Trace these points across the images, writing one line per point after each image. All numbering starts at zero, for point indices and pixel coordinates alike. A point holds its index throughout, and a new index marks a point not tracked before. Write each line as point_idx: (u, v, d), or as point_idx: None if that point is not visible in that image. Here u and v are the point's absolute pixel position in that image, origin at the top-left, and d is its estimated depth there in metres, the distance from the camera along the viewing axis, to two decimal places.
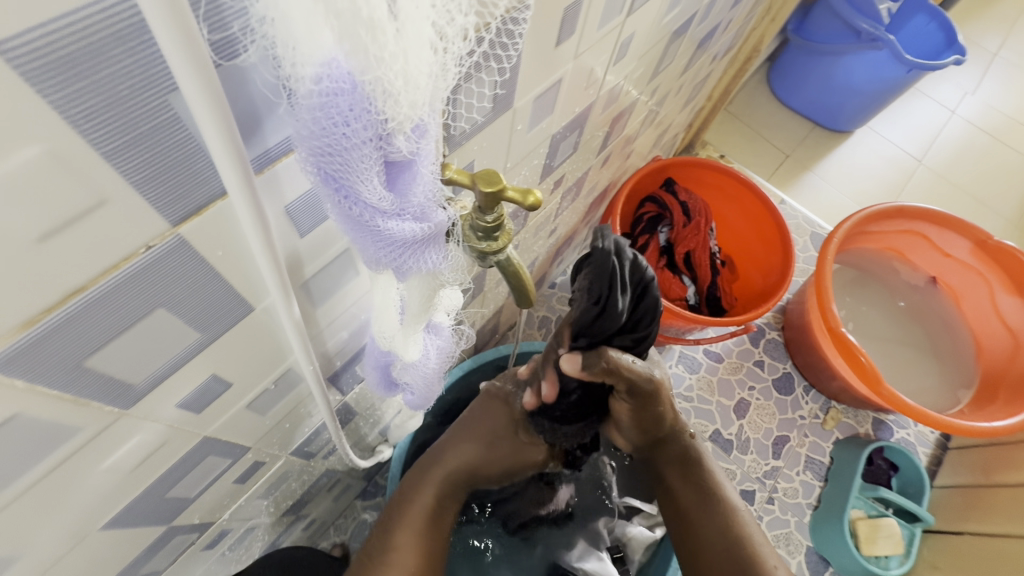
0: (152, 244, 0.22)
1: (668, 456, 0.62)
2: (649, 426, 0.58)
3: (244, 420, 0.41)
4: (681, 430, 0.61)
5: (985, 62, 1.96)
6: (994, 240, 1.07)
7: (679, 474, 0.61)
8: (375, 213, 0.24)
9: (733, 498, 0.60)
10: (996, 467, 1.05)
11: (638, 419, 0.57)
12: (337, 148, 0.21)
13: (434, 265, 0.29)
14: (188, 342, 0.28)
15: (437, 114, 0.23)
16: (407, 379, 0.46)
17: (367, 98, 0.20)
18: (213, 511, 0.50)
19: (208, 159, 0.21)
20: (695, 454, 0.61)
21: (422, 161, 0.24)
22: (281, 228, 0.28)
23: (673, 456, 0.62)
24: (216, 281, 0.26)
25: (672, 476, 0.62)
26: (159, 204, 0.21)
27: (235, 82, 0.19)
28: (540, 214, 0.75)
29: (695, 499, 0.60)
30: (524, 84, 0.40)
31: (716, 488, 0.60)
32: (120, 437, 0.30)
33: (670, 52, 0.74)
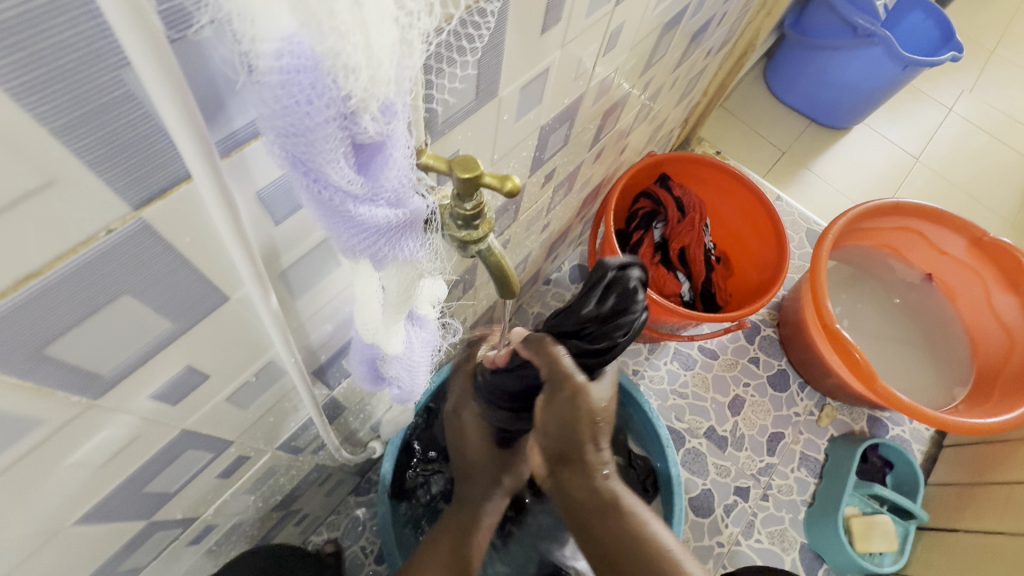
0: (113, 228, 0.21)
1: (585, 502, 0.56)
2: (568, 446, 0.53)
3: (224, 414, 0.41)
4: (591, 471, 0.55)
5: (982, 59, 1.96)
6: (989, 236, 1.06)
7: (602, 521, 0.56)
8: (346, 197, 0.24)
9: (663, 538, 0.56)
10: (991, 465, 1.05)
11: (551, 428, 0.53)
12: (300, 128, 0.20)
13: (410, 253, 0.29)
14: (158, 332, 0.28)
15: (407, 94, 0.22)
16: (393, 372, 0.46)
17: (329, 75, 0.19)
18: (196, 506, 0.49)
19: (167, 139, 0.20)
20: (613, 497, 0.56)
21: (394, 143, 0.24)
22: (253, 215, 0.27)
23: (588, 500, 0.56)
24: (185, 269, 0.26)
25: (595, 525, 0.56)
26: (118, 186, 0.20)
27: (191, 57, 0.19)
28: (532, 209, 0.75)
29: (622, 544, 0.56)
30: (507, 72, 0.39)
31: (642, 532, 0.56)
32: (90, 429, 0.29)
33: (662, 46, 0.73)
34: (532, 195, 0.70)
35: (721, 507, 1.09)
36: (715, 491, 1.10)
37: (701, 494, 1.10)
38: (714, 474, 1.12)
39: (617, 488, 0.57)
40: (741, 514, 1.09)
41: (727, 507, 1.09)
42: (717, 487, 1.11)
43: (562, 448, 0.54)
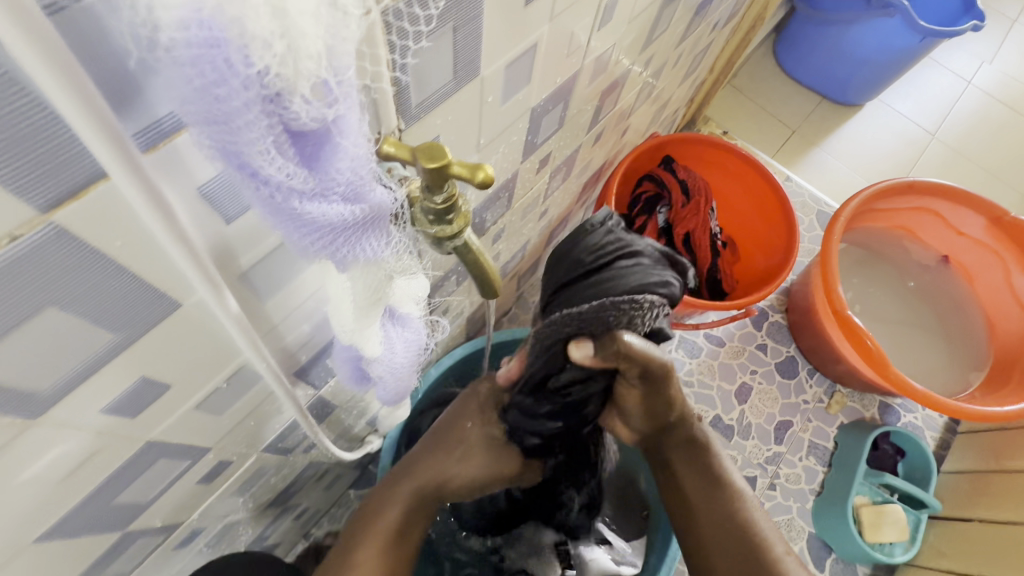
0: (19, 235, 0.19)
1: (677, 446, 0.57)
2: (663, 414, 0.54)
3: (196, 420, 0.38)
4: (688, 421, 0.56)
5: (1004, 28, 1.87)
6: (1010, 216, 1.02)
7: (688, 462, 0.57)
8: (291, 194, 0.21)
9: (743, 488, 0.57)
10: (1007, 452, 1.02)
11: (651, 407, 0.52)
12: (219, 113, 0.17)
13: (374, 252, 0.26)
14: (99, 343, 0.25)
15: (349, 71, 0.19)
16: (377, 375, 0.43)
17: (242, 48, 0.16)
18: (176, 513, 0.47)
19: (68, 129, 0.17)
20: (705, 442, 0.57)
21: (342, 129, 0.21)
22: (197, 215, 0.24)
23: (687, 450, 0.57)
24: (120, 276, 0.23)
25: (682, 464, 0.57)
26: (18, 186, 0.18)
27: (80, 30, 0.16)
28: (528, 195, 0.71)
29: (696, 472, 0.56)
30: (489, 50, 0.36)
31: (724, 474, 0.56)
32: (35, 449, 0.27)
33: (664, 19, 0.69)
34: (527, 182, 0.67)
35: None
36: None
37: None
38: None
39: (707, 435, 0.58)
40: None
41: None
42: None
43: (653, 418, 0.54)
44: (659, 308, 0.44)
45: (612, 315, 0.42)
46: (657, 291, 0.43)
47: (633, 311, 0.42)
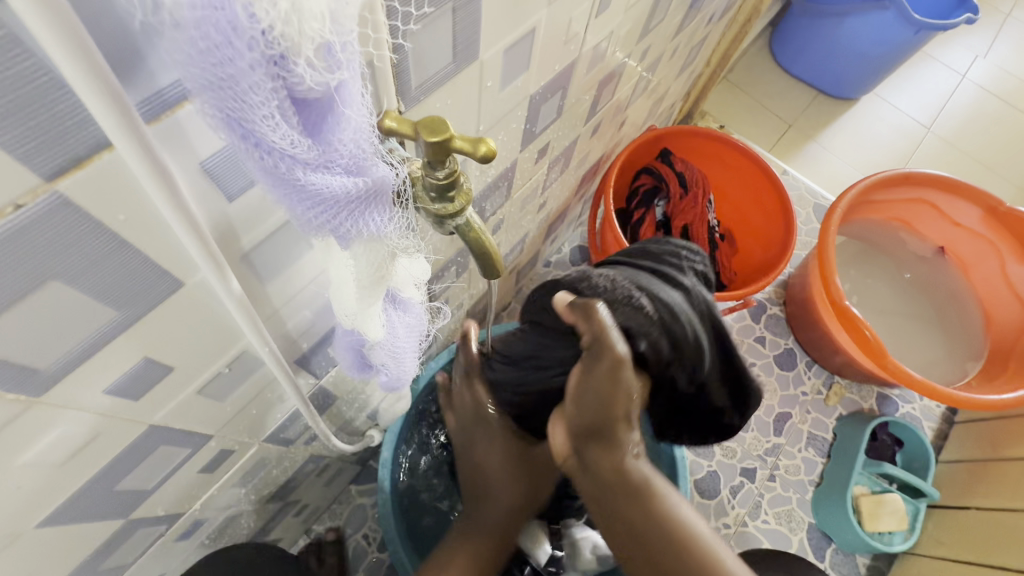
0: (23, 204, 0.19)
1: (614, 486, 0.47)
2: (598, 421, 0.44)
3: (198, 406, 0.38)
4: (624, 449, 0.46)
5: (997, 23, 1.88)
6: (1005, 206, 1.02)
7: (630, 506, 0.47)
8: (294, 163, 0.21)
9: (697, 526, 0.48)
10: (1004, 441, 1.02)
11: (585, 401, 0.44)
12: (223, 76, 0.17)
13: (377, 228, 0.26)
14: (101, 321, 0.25)
15: (351, 38, 0.19)
16: (380, 360, 0.43)
17: (245, 8, 0.16)
18: (179, 502, 0.47)
19: (72, 93, 0.17)
20: (645, 481, 0.47)
21: (344, 97, 0.21)
22: (200, 190, 0.25)
23: (624, 490, 0.47)
24: (123, 251, 0.23)
25: (624, 508, 0.48)
26: (23, 152, 0.18)
27: None
28: (526, 186, 0.72)
29: (643, 520, 0.47)
30: (489, 32, 0.36)
31: (671, 515, 0.47)
32: (37, 429, 0.27)
33: (660, 9, 0.69)
34: (525, 172, 0.67)
35: (728, 489, 1.07)
36: (721, 473, 1.08)
37: (707, 477, 1.08)
38: (721, 456, 1.10)
39: (646, 469, 0.48)
40: (747, 495, 1.07)
41: (734, 488, 1.07)
42: (723, 469, 1.09)
43: (592, 422, 0.45)
44: (642, 320, 0.46)
45: (606, 283, 0.48)
46: (665, 305, 0.48)
47: (621, 297, 0.47)
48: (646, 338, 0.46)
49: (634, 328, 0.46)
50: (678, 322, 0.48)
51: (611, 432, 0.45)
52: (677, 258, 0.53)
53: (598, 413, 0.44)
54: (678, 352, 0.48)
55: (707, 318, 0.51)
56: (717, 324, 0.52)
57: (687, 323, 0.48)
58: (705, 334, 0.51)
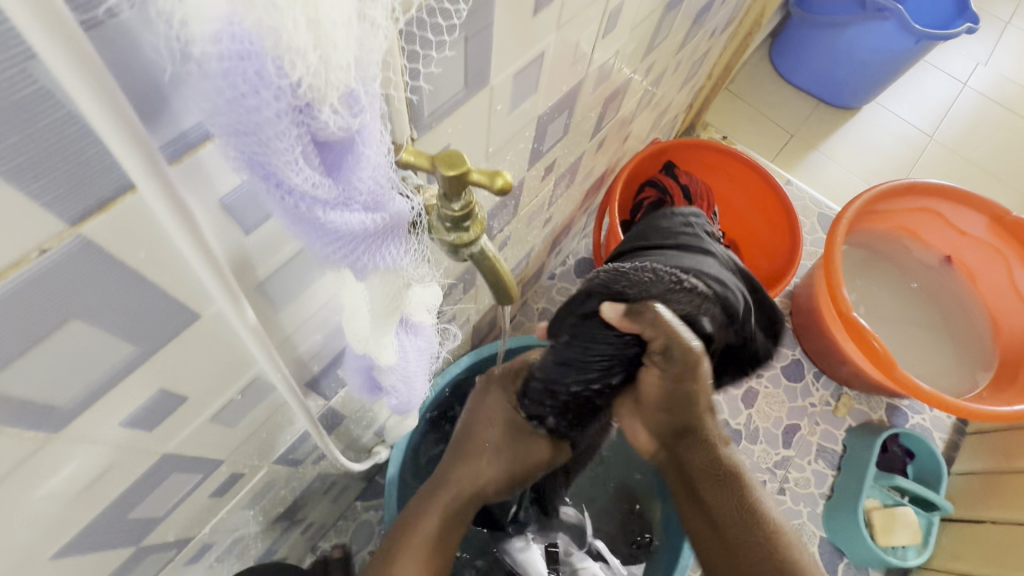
0: (47, 248, 0.19)
1: (701, 471, 0.54)
2: (689, 417, 0.52)
3: (211, 433, 0.38)
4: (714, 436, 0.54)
5: (997, 31, 1.89)
6: (1011, 215, 1.02)
7: (714, 489, 0.54)
8: (315, 203, 0.21)
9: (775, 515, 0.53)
10: (1017, 451, 1.01)
11: (669, 397, 0.50)
12: (249, 124, 0.17)
13: (394, 260, 0.26)
14: (119, 356, 0.25)
15: (373, 82, 0.19)
16: (390, 383, 0.43)
17: (273, 61, 0.16)
18: (190, 526, 0.47)
19: (99, 141, 0.18)
20: (733, 467, 0.54)
21: (365, 138, 0.21)
22: (218, 226, 0.25)
23: (711, 473, 0.54)
24: (142, 287, 0.23)
25: (707, 492, 0.54)
26: (49, 200, 0.18)
27: (112, 45, 0.16)
28: (533, 202, 0.72)
29: (725, 504, 0.53)
30: (499, 58, 0.36)
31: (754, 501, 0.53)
32: (54, 463, 0.27)
33: (665, 26, 0.69)
34: (532, 189, 0.67)
35: None
36: None
37: None
38: None
39: (733, 458, 0.55)
40: None
41: None
42: None
43: (680, 419, 0.53)
44: (692, 300, 0.51)
45: (651, 275, 0.52)
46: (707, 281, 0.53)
47: (671, 283, 0.51)
48: (698, 312, 0.51)
49: (688, 310, 0.51)
50: (719, 290, 0.54)
51: (699, 426, 0.53)
52: (691, 234, 0.60)
53: (686, 405, 0.50)
54: (727, 315, 0.54)
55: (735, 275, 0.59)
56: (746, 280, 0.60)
57: (728, 290, 0.55)
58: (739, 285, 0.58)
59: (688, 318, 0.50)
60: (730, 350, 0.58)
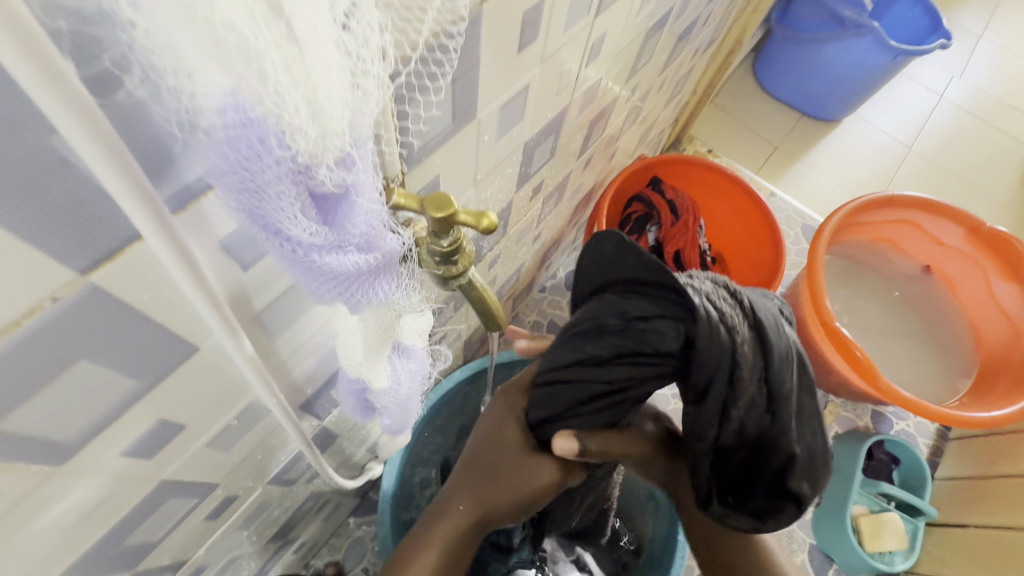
0: (58, 297, 0.20)
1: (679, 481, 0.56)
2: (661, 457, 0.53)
3: (206, 458, 0.39)
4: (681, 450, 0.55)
5: (971, 44, 1.95)
6: (987, 226, 1.05)
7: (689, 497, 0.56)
8: (311, 249, 0.22)
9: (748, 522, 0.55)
10: (998, 457, 1.04)
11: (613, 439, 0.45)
12: (251, 184, 0.19)
13: (386, 295, 0.28)
14: (121, 391, 0.26)
15: (366, 141, 0.21)
16: (382, 404, 0.44)
17: (276, 131, 0.18)
18: (184, 550, 0.48)
19: (110, 199, 0.19)
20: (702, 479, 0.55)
21: (359, 190, 0.22)
22: (217, 265, 0.26)
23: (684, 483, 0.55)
24: (144, 326, 0.25)
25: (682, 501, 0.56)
26: (60, 254, 0.19)
27: (126, 118, 0.17)
28: (522, 221, 0.73)
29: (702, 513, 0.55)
30: (486, 93, 0.38)
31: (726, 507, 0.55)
32: (55, 496, 0.28)
33: (648, 49, 0.72)
34: (521, 209, 0.69)
35: None
36: None
37: None
38: None
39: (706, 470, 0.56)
40: None
41: None
42: None
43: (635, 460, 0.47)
44: (730, 308, 0.36)
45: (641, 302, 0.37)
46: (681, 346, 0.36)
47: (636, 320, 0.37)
48: (733, 328, 0.35)
49: (723, 314, 0.35)
50: (786, 349, 0.36)
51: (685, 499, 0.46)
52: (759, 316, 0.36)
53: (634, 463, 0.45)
54: (771, 394, 0.36)
55: (763, 381, 0.36)
56: (774, 400, 0.36)
57: (719, 378, 0.35)
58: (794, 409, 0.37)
59: (708, 312, 0.35)
60: (753, 457, 0.38)
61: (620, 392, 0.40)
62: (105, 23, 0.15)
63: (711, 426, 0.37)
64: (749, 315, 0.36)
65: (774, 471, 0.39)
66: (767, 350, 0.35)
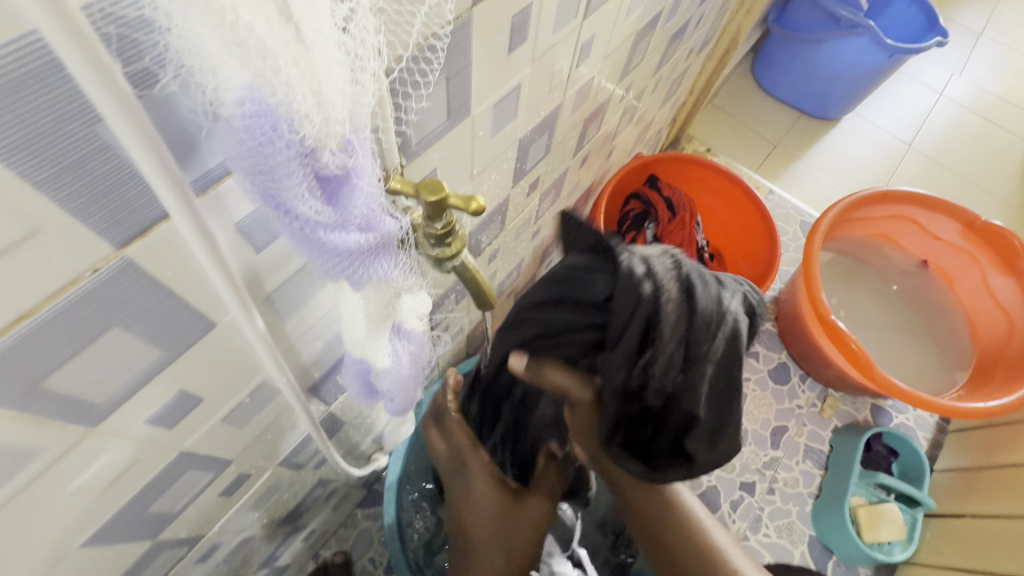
0: (98, 267, 0.23)
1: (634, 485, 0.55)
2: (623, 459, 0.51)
3: (221, 433, 0.42)
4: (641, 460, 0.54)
5: (971, 42, 1.96)
6: (981, 220, 1.07)
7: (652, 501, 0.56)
8: (316, 226, 0.25)
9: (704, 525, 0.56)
10: (996, 448, 1.05)
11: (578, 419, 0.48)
12: (264, 166, 0.21)
13: (384, 273, 0.30)
14: (149, 360, 0.29)
15: (364, 129, 0.24)
16: (385, 386, 0.47)
17: (286, 118, 0.21)
18: (200, 525, 0.51)
19: (144, 181, 0.22)
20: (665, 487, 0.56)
21: (358, 173, 0.25)
22: (234, 246, 0.29)
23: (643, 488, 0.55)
24: (169, 300, 0.27)
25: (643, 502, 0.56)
26: (101, 229, 0.22)
27: (160, 111, 0.20)
28: (519, 217, 0.76)
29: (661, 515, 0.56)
30: (479, 91, 0.41)
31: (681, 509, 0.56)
32: (86, 457, 0.31)
33: (640, 49, 0.74)
34: (518, 205, 0.72)
35: (728, 503, 1.09)
36: (721, 488, 1.10)
37: (708, 491, 1.09)
38: (720, 471, 1.11)
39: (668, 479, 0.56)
40: (748, 509, 1.09)
41: (734, 503, 1.09)
42: (723, 484, 1.11)
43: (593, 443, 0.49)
44: (664, 271, 0.38)
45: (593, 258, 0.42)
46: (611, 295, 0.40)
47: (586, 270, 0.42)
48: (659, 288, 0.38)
49: (653, 272, 0.38)
50: (717, 313, 0.38)
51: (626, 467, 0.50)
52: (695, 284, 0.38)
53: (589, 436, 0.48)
54: (689, 355, 0.38)
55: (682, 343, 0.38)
56: (691, 363, 0.38)
57: (632, 326, 0.38)
58: (710, 375, 0.39)
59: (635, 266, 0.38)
60: (661, 412, 0.41)
61: (562, 334, 0.45)
62: (145, 29, 0.18)
63: (621, 373, 0.40)
64: (683, 278, 0.39)
65: (685, 428, 0.42)
66: (695, 317, 0.37)
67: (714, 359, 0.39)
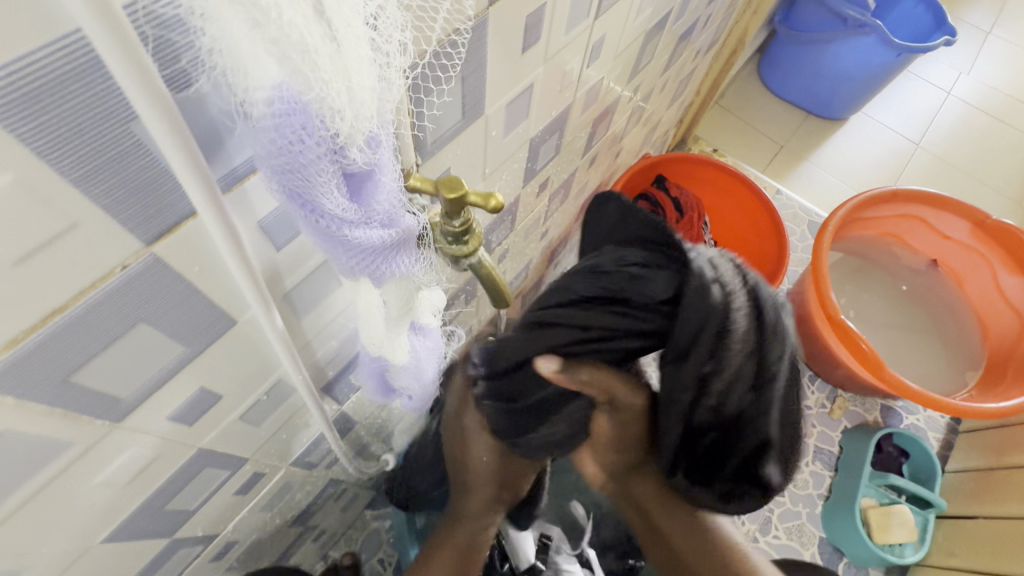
0: (127, 264, 0.23)
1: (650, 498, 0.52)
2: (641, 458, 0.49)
3: (238, 431, 0.42)
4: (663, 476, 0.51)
5: (979, 40, 1.95)
6: (991, 219, 1.06)
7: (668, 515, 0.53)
8: (341, 223, 0.25)
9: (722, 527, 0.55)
10: (1006, 448, 1.04)
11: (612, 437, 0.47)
12: (294, 164, 0.22)
13: (406, 269, 0.31)
14: (172, 356, 0.30)
15: (389, 125, 0.25)
16: (401, 383, 0.47)
17: (316, 116, 0.21)
18: (215, 523, 0.51)
19: (174, 179, 0.22)
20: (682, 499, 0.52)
21: (381, 168, 0.26)
22: (256, 243, 0.29)
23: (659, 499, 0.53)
24: (193, 296, 0.28)
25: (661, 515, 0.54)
26: (132, 225, 0.22)
27: (192, 109, 0.21)
28: (529, 218, 0.76)
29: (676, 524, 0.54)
30: (493, 90, 0.41)
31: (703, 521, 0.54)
32: (110, 452, 0.31)
33: (649, 50, 0.74)
34: (527, 205, 0.72)
35: None
36: None
37: None
38: None
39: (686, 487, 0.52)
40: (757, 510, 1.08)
41: None
42: None
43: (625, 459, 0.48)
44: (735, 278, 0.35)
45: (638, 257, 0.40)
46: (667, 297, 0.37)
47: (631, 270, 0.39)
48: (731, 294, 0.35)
49: (721, 277, 0.35)
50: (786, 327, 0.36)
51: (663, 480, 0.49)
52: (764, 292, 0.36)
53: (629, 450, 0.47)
54: (761, 373, 0.36)
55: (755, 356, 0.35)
56: (761, 378, 0.36)
57: (701, 335, 0.35)
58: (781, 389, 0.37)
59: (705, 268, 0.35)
60: (726, 434, 0.39)
61: (600, 342, 0.40)
62: (180, 29, 0.18)
63: (685, 390, 0.37)
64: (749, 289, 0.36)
65: (747, 455, 0.40)
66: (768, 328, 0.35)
67: (782, 376, 0.37)
